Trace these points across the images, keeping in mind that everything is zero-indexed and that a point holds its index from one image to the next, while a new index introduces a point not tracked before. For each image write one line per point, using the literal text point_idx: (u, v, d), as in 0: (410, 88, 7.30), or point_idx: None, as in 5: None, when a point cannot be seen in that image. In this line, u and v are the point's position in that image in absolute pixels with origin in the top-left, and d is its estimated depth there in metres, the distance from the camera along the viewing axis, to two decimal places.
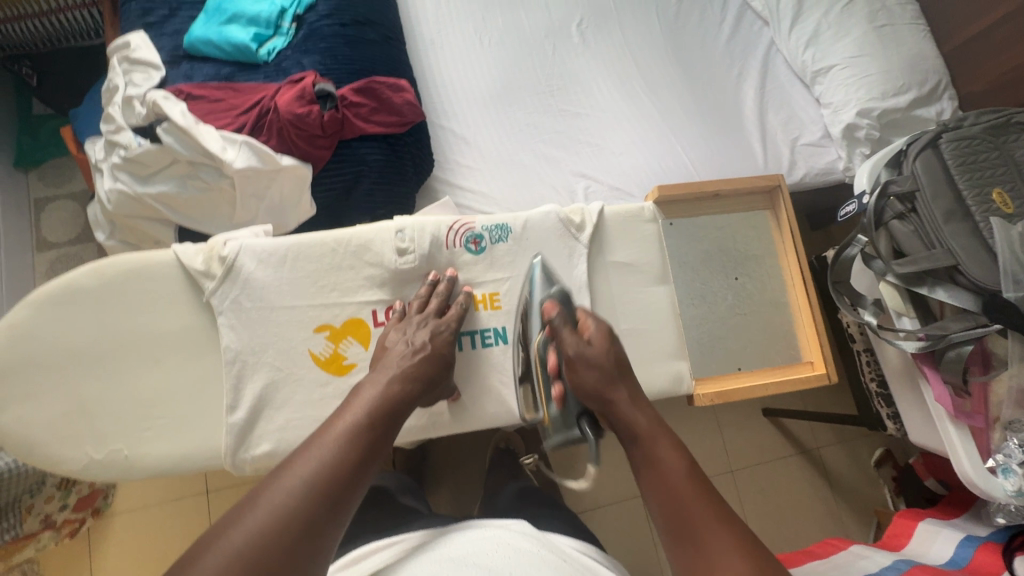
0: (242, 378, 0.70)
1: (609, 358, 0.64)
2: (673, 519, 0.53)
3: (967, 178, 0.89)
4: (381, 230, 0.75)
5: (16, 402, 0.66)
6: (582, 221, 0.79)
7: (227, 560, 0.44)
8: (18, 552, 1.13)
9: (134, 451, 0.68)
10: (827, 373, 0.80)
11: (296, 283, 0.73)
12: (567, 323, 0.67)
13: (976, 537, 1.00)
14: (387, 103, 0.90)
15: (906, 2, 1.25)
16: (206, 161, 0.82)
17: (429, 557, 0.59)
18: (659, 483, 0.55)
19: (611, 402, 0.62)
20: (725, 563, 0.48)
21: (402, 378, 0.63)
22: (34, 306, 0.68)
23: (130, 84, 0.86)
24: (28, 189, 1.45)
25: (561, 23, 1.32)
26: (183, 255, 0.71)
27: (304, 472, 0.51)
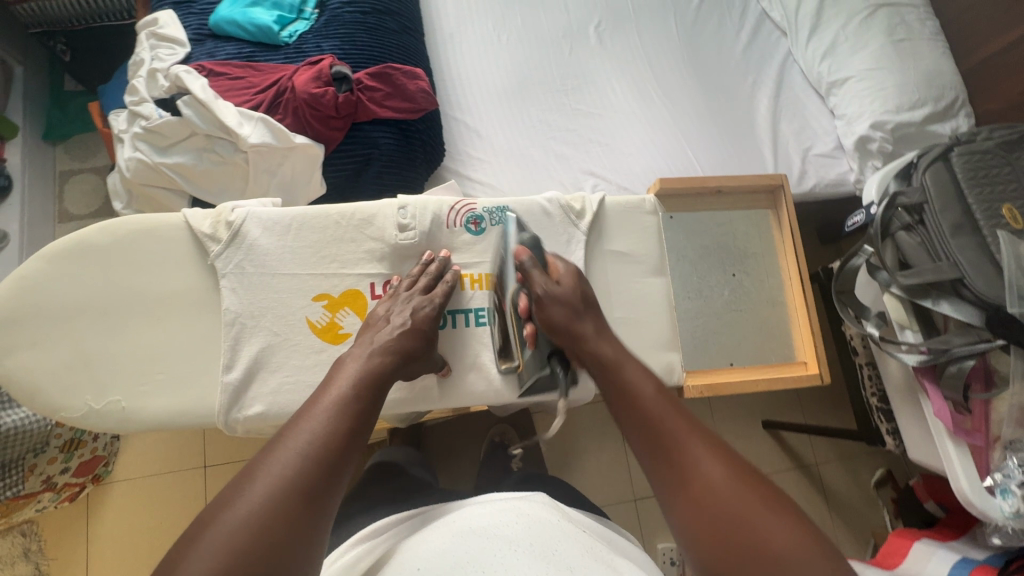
0: (240, 340, 0.72)
1: (577, 295, 0.69)
2: (647, 434, 0.57)
3: (977, 192, 0.89)
4: (384, 206, 0.77)
5: (24, 349, 0.68)
6: (582, 209, 0.80)
7: (234, 527, 0.45)
8: (19, 511, 1.17)
9: (132, 403, 0.70)
10: (819, 374, 0.80)
11: (299, 252, 0.75)
12: (537, 266, 0.71)
13: (972, 560, 0.98)
14: (400, 89, 0.92)
15: (926, 18, 1.25)
16: (223, 135, 0.84)
17: (445, 528, 0.59)
18: (632, 404, 0.59)
19: (580, 334, 0.67)
20: (698, 469, 0.52)
21: (382, 351, 0.64)
22: (47, 259, 0.70)
23: (156, 58, 0.89)
24: (55, 162, 1.51)
25: (578, 23, 1.34)
26: (192, 218, 0.73)
27: (297, 445, 0.52)
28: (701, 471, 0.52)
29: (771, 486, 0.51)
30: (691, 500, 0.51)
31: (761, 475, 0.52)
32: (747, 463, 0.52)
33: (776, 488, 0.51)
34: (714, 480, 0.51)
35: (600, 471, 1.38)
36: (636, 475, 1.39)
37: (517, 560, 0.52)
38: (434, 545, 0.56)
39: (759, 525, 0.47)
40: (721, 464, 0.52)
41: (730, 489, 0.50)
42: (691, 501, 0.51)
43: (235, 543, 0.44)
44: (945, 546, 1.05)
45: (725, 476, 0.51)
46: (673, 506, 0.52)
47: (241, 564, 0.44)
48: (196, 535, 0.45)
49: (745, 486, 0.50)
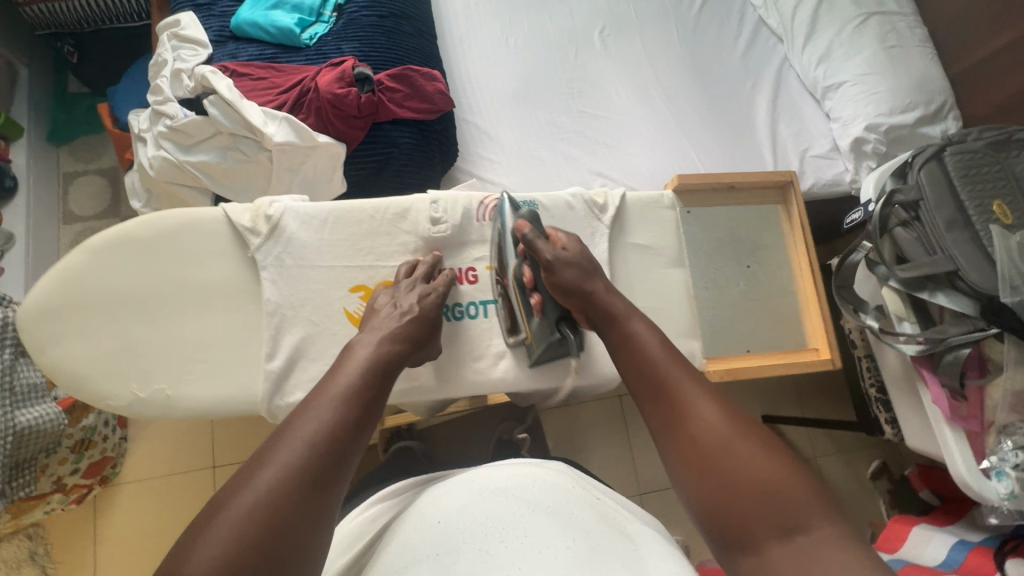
0: (281, 329, 0.74)
1: (583, 259, 0.73)
2: (649, 383, 0.61)
3: (969, 190, 0.93)
4: (416, 201, 0.80)
5: (70, 338, 0.70)
6: (605, 203, 0.83)
7: (246, 514, 0.46)
8: (28, 513, 1.17)
9: (175, 391, 0.71)
10: (831, 359, 0.84)
11: (334, 244, 0.77)
12: (540, 236, 0.73)
13: (968, 542, 1.03)
14: (419, 90, 0.95)
15: (915, 25, 1.30)
16: (247, 134, 0.86)
17: (465, 487, 0.62)
18: (636, 356, 0.63)
19: (591, 294, 0.70)
20: (696, 414, 0.56)
21: (391, 338, 0.67)
22: (90, 251, 0.72)
23: (178, 58, 0.91)
24: (60, 164, 1.51)
25: (584, 28, 1.38)
26: (231, 211, 0.74)
27: (305, 432, 0.53)
28: (696, 413, 0.56)
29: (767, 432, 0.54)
30: (687, 439, 0.55)
31: (753, 419, 0.56)
32: (741, 408, 0.56)
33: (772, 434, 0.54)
34: (708, 421, 0.55)
35: (607, 466, 1.41)
36: (641, 470, 1.42)
37: (537, 521, 0.54)
38: (458, 499, 0.60)
39: (748, 463, 0.51)
40: (717, 407, 0.56)
41: (723, 429, 0.54)
42: (687, 440, 0.55)
43: (248, 526, 0.45)
44: (943, 529, 1.10)
45: (719, 418, 0.55)
46: (670, 446, 0.56)
47: (253, 546, 0.44)
48: (209, 518, 0.46)
49: (738, 428, 0.54)
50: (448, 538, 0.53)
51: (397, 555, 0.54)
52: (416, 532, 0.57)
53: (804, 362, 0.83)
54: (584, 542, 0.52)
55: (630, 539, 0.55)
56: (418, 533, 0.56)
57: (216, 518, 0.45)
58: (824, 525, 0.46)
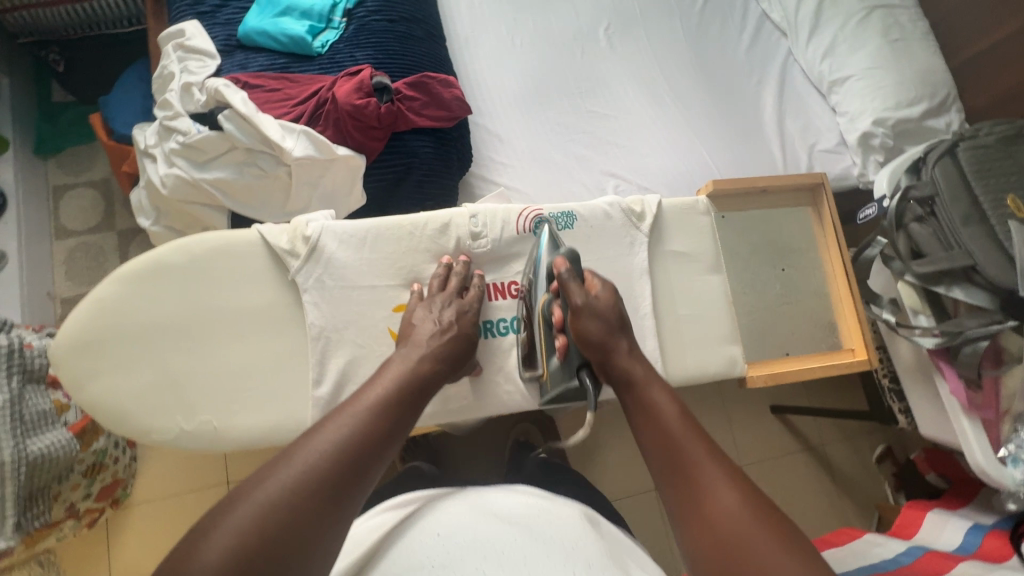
0: (326, 354, 0.75)
1: (614, 312, 0.70)
2: (666, 457, 0.57)
3: (984, 184, 0.95)
4: (455, 215, 0.81)
5: (111, 373, 0.71)
6: (643, 211, 0.86)
7: (258, 513, 0.44)
8: (42, 540, 1.12)
9: (223, 422, 0.72)
10: (869, 359, 0.88)
11: (375, 263, 0.78)
12: (576, 277, 0.71)
13: (983, 525, 1.07)
14: (437, 97, 0.92)
15: (917, 18, 1.31)
16: (265, 148, 0.84)
17: (471, 505, 0.62)
18: (653, 424, 0.61)
19: (611, 351, 0.68)
20: (716, 500, 0.52)
21: (433, 358, 0.66)
22: (123, 282, 0.72)
23: (186, 71, 0.88)
24: (47, 177, 1.45)
25: (589, 26, 1.37)
26: (269, 235, 0.75)
27: (335, 434, 0.52)
28: (713, 498, 0.52)
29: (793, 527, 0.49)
30: (701, 524, 0.51)
31: (780, 511, 0.51)
32: (765, 497, 0.51)
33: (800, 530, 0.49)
34: (726, 508, 0.51)
35: (625, 467, 1.41)
36: None
37: (539, 551, 0.54)
38: (459, 513, 0.60)
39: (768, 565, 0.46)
40: (736, 493, 0.51)
41: (742, 518, 0.49)
42: (701, 524, 0.51)
43: (259, 524, 0.44)
44: (956, 514, 1.13)
45: (738, 506, 0.50)
46: (684, 527, 0.53)
47: (262, 542, 0.43)
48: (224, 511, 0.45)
49: (759, 519, 0.49)
50: (446, 552, 0.54)
51: (392, 563, 0.54)
52: (413, 540, 0.56)
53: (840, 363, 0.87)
54: None
55: None
56: (415, 541, 0.56)
57: (234, 507, 0.45)
58: None
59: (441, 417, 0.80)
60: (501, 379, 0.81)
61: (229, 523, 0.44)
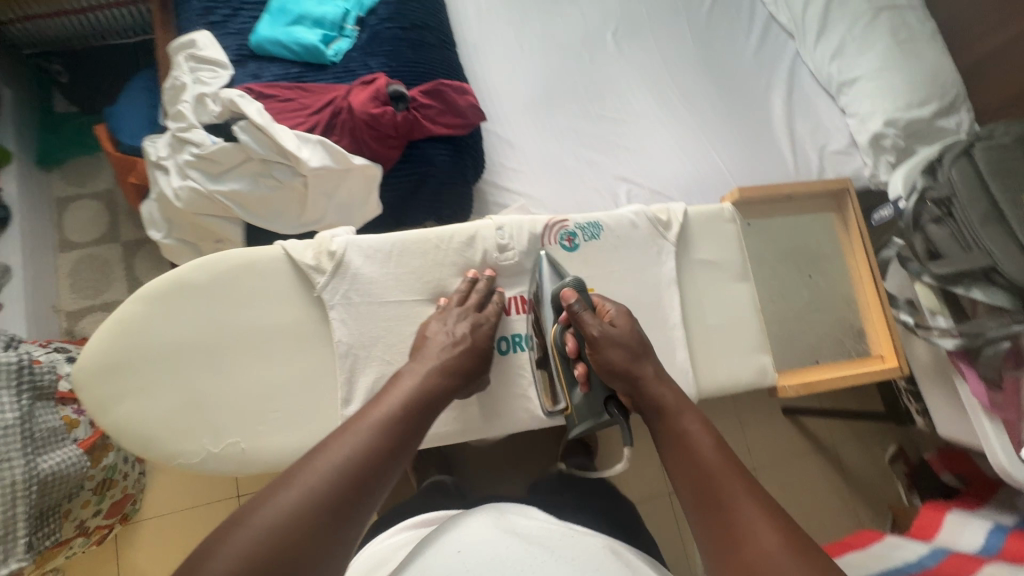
0: (354, 371, 0.73)
1: (634, 338, 0.70)
2: (700, 491, 0.57)
3: (1002, 183, 0.93)
4: (481, 228, 0.80)
5: (133, 395, 0.69)
6: (669, 220, 0.85)
7: (263, 534, 0.44)
8: (51, 559, 1.10)
9: (250, 444, 0.71)
10: (900, 366, 0.87)
11: (402, 279, 0.77)
12: (588, 308, 0.71)
13: (1004, 526, 1.06)
14: (452, 105, 0.92)
15: (924, 18, 1.31)
16: (281, 159, 0.82)
17: (490, 519, 0.60)
18: (688, 457, 0.61)
19: (639, 379, 0.68)
20: (753, 537, 0.51)
21: (441, 370, 0.65)
22: (144, 302, 0.71)
23: (198, 81, 0.87)
24: (51, 189, 1.43)
25: (596, 31, 1.36)
26: (294, 251, 0.74)
27: (337, 454, 0.52)
28: (750, 534, 0.51)
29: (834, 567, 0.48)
30: (741, 562, 0.50)
31: (823, 551, 0.49)
32: (807, 535, 0.50)
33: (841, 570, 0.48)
34: (766, 545, 0.50)
35: (637, 471, 1.38)
36: None
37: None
38: (487, 526, 0.58)
39: None
40: (773, 530, 0.51)
41: (783, 557, 0.48)
42: (741, 563, 0.50)
43: (264, 544, 0.44)
44: (976, 515, 1.13)
45: (778, 545, 0.50)
46: (718, 566, 0.52)
47: (262, 568, 0.43)
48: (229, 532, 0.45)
49: (795, 553, 0.49)
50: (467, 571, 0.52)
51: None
52: (434, 556, 0.55)
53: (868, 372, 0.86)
54: None
55: None
56: (436, 557, 0.54)
57: (232, 532, 0.44)
58: None
59: (466, 430, 0.78)
60: (528, 391, 0.80)
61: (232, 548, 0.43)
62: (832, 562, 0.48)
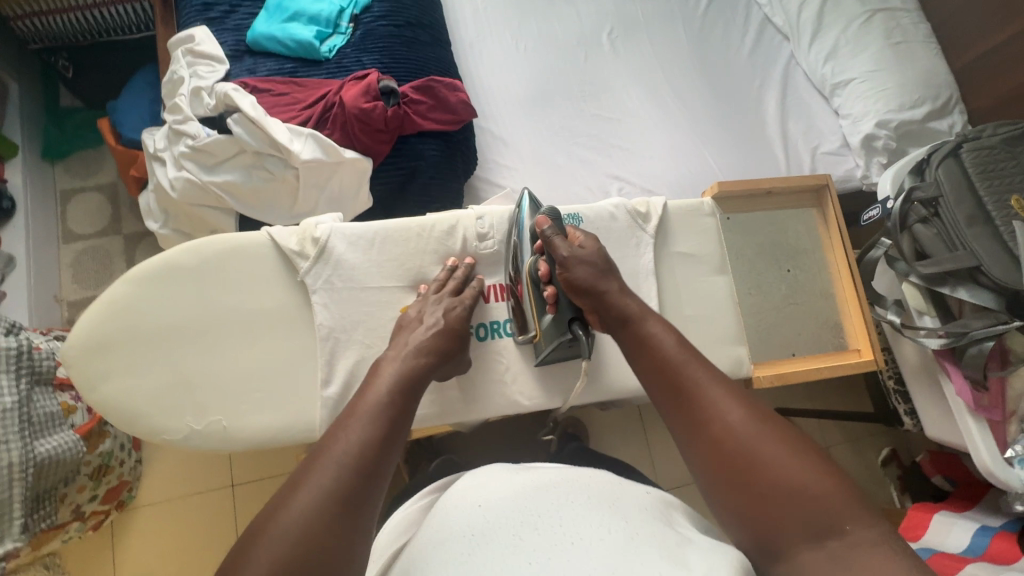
0: (334, 355, 0.75)
1: (600, 257, 0.73)
2: (667, 384, 0.59)
3: (987, 185, 0.95)
4: (462, 217, 0.82)
5: (119, 373, 0.71)
6: (648, 212, 0.88)
7: (279, 540, 0.45)
8: (47, 543, 1.12)
9: (232, 422, 0.73)
10: (875, 359, 0.92)
11: (384, 265, 0.79)
12: (559, 232, 0.75)
13: (990, 527, 1.06)
14: (443, 101, 0.93)
15: (918, 22, 1.32)
16: (273, 151, 0.84)
17: (504, 480, 0.57)
18: (651, 355, 0.62)
19: (604, 293, 0.70)
20: (721, 416, 0.54)
21: (416, 353, 0.67)
22: (133, 283, 0.73)
23: (195, 75, 0.89)
24: (55, 181, 1.46)
25: (592, 30, 1.38)
26: (278, 237, 0.76)
27: (334, 455, 0.52)
28: (718, 415, 0.54)
29: (794, 429, 0.53)
30: (711, 440, 0.53)
31: (779, 417, 0.54)
32: (767, 406, 0.54)
33: (799, 430, 0.53)
34: (734, 424, 0.53)
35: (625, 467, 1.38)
36: (660, 467, 1.39)
37: (575, 513, 0.48)
38: (507, 485, 0.55)
39: (776, 467, 0.49)
40: (738, 407, 0.54)
41: (748, 430, 0.52)
42: (711, 442, 0.53)
43: (284, 551, 0.44)
44: (963, 516, 1.12)
45: (744, 420, 0.53)
46: (688, 447, 0.55)
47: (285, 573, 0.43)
48: (249, 545, 0.45)
49: (760, 425, 0.52)
50: (486, 521, 0.49)
51: (433, 533, 0.52)
52: (455, 511, 0.54)
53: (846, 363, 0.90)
54: (623, 534, 0.45)
55: (679, 536, 0.47)
56: (456, 513, 0.53)
57: (251, 551, 0.44)
58: (862, 530, 0.45)
59: (445, 415, 0.80)
60: (506, 379, 0.82)
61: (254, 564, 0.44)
62: (791, 426, 0.53)
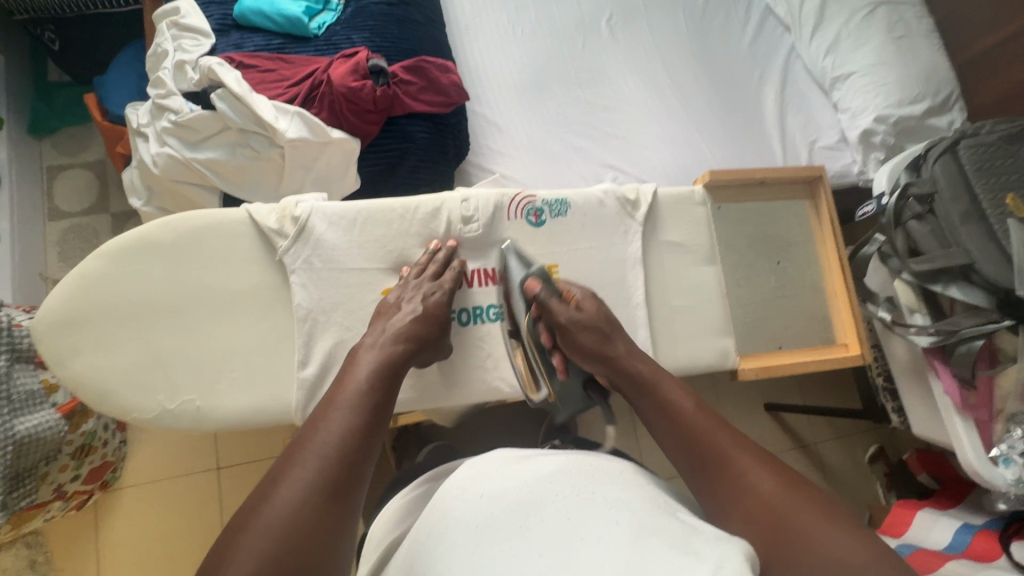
0: (313, 336, 0.74)
1: (602, 317, 0.72)
2: (692, 452, 0.58)
3: (984, 182, 0.93)
4: (447, 200, 0.80)
5: (91, 350, 0.70)
6: (637, 199, 0.86)
7: (261, 534, 0.44)
8: (28, 522, 1.11)
9: (206, 402, 0.72)
10: (862, 354, 0.92)
11: (365, 247, 0.77)
12: (553, 295, 0.74)
13: (972, 525, 1.06)
14: (434, 82, 0.92)
15: (921, 15, 1.30)
16: (258, 129, 0.83)
17: (499, 468, 0.56)
18: (673, 423, 0.61)
19: (612, 357, 0.69)
20: (750, 483, 0.52)
21: (394, 339, 0.66)
22: (106, 258, 0.71)
23: (179, 49, 0.87)
24: (41, 157, 1.44)
25: (591, 16, 1.35)
26: (257, 214, 0.74)
27: (315, 448, 0.51)
28: (747, 481, 0.53)
29: (826, 494, 0.51)
30: (744, 512, 0.51)
31: (812, 485, 0.52)
32: (796, 472, 0.53)
33: (833, 496, 0.51)
34: (763, 490, 0.51)
35: None
36: (648, 459, 1.39)
37: (581, 510, 0.47)
38: (505, 475, 0.53)
39: (813, 531, 0.47)
40: (767, 472, 0.53)
41: (780, 496, 0.50)
42: (743, 515, 0.51)
43: (269, 543, 0.43)
44: (947, 513, 1.13)
45: (775, 487, 0.51)
46: (720, 518, 0.53)
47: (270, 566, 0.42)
48: (232, 539, 0.44)
49: (791, 490, 0.51)
50: (489, 513, 0.48)
51: (436, 523, 0.51)
52: (456, 500, 0.52)
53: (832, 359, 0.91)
54: (629, 526, 0.44)
55: (686, 525, 0.46)
56: (459, 501, 0.52)
57: (236, 543, 0.44)
58: None
59: (425, 400, 0.79)
60: (487, 365, 0.81)
61: (237, 559, 0.42)
62: (823, 491, 0.51)
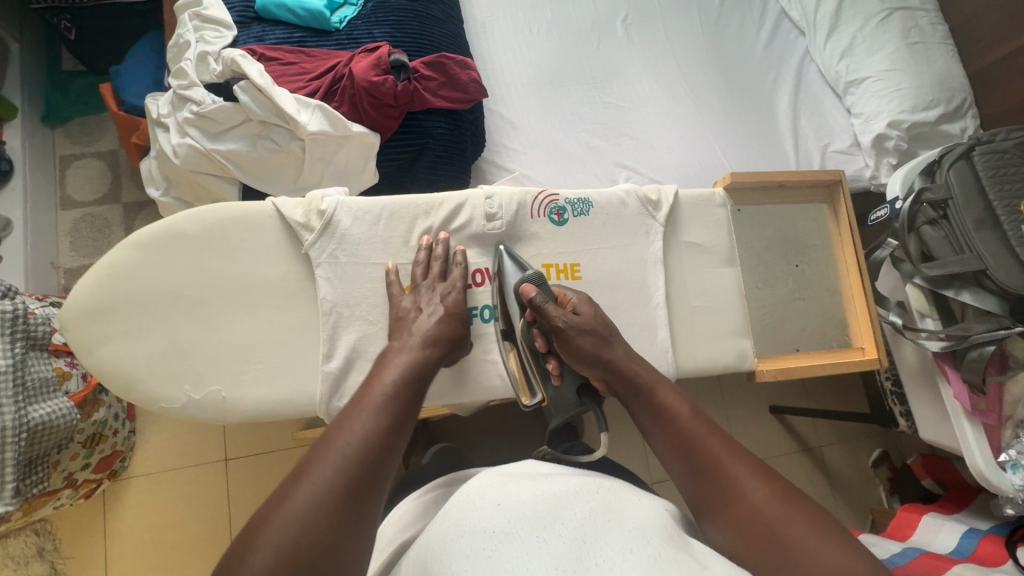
0: (337, 329, 0.75)
1: (598, 323, 0.73)
2: (686, 458, 0.59)
3: (997, 190, 0.94)
4: (472, 196, 0.81)
5: (114, 338, 0.71)
6: (659, 199, 0.87)
7: (283, 527, 0.45)
8: (39, 509, 1.12)
9: (231, 393, 0.73)
10: (878, 359, 0.92)
11: (388, 241, 0.78)
12: (550, 300, 0.74)
13: (978, 530, 1.07)
14: (454, 78, 0.92)
15: (936, 22, 1.31)
16: (280, 121, 0.83)
17: (520, 482, 0.56)
18: (669, 429, 0.62)
19: (611, 362, 0.70)
20: (742, 492, 0.54)
21: (423, 342, 0.67)
22: (133, 246, 0.72)
23: (202, 40, 0.87)
24: (55, 145, 1.44)
25: (606, 16, 1.36)
26: (284, 207, 0.75)
27: (339, 447, 0.51)
28: (739, 490, 0.54)
29: (816, 504, 0.52)
30: (737, 522, 0.52)
31: (802, 494, 0.53)
32: (786, 481, 0.54)
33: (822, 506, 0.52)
34: (754, 500, 0.52)
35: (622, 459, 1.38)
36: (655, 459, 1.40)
37: (601, 538, 0.47)
38: (527, 488, 0.54)
39: (803, 544, 0.48)
40: (758, 482, 0.54)
41: (772, 506, 0.51)
42: (735, 525, 0.53)
43: (289, 537, 0.44)
44: (953, 519, 1.13)
45: (767, 498, 0.52)
46: (714, 526, 0.54)
47: (291, 559, 0.43)
48: (254, 531, 0.45)
49: (782, 500, 0.52)
50: (509, 520, 0.48)
51: (455, 522, 0.51)
52: (477, 503, 0.53)
53: (850, 362, 0.91)
54: (646, 554, 0.44)
55: (693, 559, 0.45)
56: (476, 505, 0.52)
57: (260, 531, 0.45)
58: None
59: (446, 394, 0.80)
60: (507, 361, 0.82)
61: (260, 549, 0.43)
62: (814, 501, 0.52)
